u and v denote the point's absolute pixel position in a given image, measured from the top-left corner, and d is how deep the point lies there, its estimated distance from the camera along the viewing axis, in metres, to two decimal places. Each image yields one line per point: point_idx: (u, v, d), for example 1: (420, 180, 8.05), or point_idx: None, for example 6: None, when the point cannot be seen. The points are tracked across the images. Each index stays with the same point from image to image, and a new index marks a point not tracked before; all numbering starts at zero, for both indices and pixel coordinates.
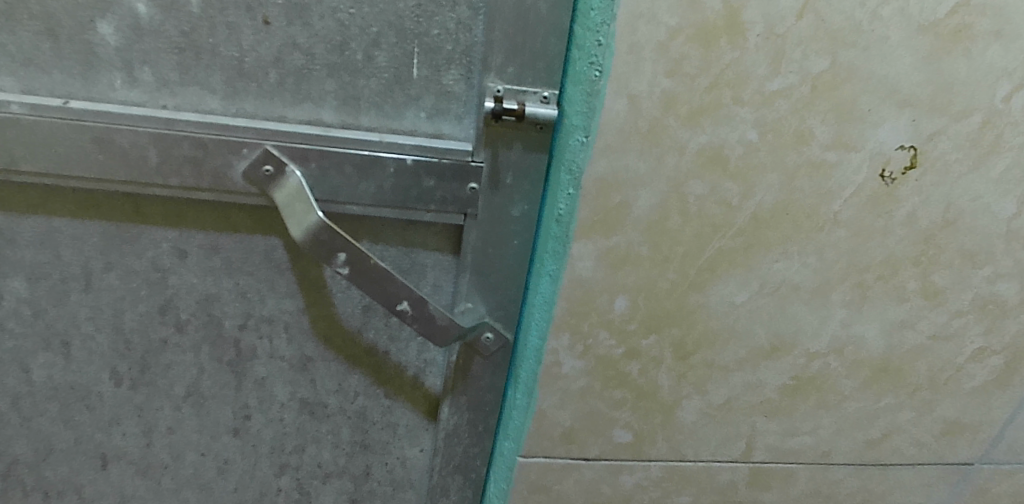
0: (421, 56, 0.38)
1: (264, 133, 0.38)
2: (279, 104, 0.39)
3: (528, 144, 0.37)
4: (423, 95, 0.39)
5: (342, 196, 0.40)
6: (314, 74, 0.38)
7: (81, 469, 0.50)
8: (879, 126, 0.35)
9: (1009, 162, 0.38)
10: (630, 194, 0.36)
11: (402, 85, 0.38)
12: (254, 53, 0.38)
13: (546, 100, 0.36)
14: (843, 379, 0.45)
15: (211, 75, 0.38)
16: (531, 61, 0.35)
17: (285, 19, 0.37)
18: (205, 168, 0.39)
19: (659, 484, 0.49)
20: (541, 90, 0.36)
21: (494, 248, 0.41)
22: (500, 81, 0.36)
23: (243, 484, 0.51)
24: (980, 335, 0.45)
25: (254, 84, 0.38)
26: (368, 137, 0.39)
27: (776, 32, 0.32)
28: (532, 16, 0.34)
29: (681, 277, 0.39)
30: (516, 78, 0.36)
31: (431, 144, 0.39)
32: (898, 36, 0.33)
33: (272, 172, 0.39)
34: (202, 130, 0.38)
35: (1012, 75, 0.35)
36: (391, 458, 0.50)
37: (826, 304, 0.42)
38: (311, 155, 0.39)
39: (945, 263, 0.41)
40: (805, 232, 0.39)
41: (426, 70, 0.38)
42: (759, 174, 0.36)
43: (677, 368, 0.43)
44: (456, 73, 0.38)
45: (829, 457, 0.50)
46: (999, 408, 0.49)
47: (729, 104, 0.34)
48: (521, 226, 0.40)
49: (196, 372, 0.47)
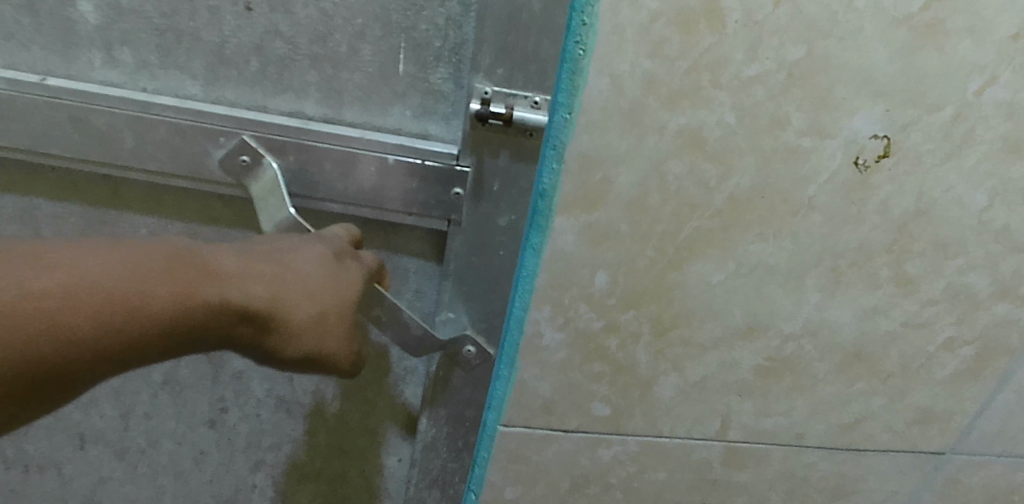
0: (408, 51, 0.40)
1: (241, 123, 0.41)
2: (259, 93, 0.42)
3: (515, 150, 0.40)
4: (409, 92, 0.41)
5: (322, 191, 0.43)
6: (296, 64, 0.41)
7: (62, 446, 0.55)
8: (853, 115, 0.37)
9: (980, 155, 0.39)
10: (610, 172, 0.38)
11: (387, 80, 0.41)
12: (234, 39, 0.40)
13: (537, 105, 0.38)
14: (817, 363, 0.47)
15: (191, 60, 0.41)
16: (522, 63, 0.37)
17: (268, 7, 0.39)
18: (183, 153, 0.42)
19: (635, 458, 0.51)
20: (531, 95, 0.38)
21: (477, 257, 0.44)
22: (488, 83, 0.38)
23: (218, 476, 0.56)
24: (951, 325, 0.46)
25: (234, 71, 0.41)
26: (352, 133, 0.42)
27: (753, 20, 0.33)
28: (524, 15, 0.36)
29: (659, 254, 0.41)
30: (505, 79, 0.38)
31: (414, 144, 0.42)
32: (873, 26, 0.34)
33: (249, 162, 0.41)
34: (180, 115, 0.41)
35: (983, 70, 0.36)
36: (370, 465, 0.56)
37: (800, 287, 0.43)
38: (288, 149, 0.41)
39: (917, 252, 0.42)
40: (778, 216, 0.40)
41: (412, 67, 0.40)
42: (736, 158, 0.38)
43: (654, 344, 0.45)
44: (443, 71, 0.40)
45: (803, 439, 0.51)
46: (971, 399, 0.50)
47: (707, 87, 0.35)
48: (506, 234, 0.43)
49: (179, 362, 0.52)
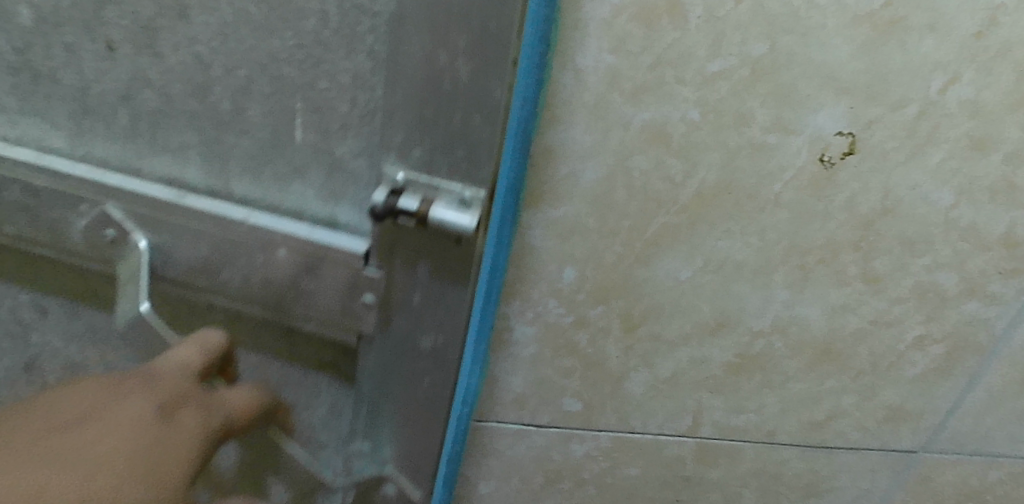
0: (306, 114, 0.38)
1: (103, 191, 0.41)
2: (134, 156, 0.42)
3: (431, 241, 0.37)
4: (310, 164, 0.39)
5: (205, 271, 0.42)
6: (173, 121, 0.40)
7: None
8: (818, 111, 0.37)
9: (946, 153, 0.39)
10: (576, 167, 0.38)
11: (280, 147, 0.39)
12: (97, 83, 0.40)
13: (466, 201, 0.35)
14: (787, 360, 0.47)
15: (56, 113, 0.42)
16: (447, 142, 0.34)
17: (133, 49, 0.38)
18: (44, 217, 0.43)
19: (607, 455, 0.52)
20: (463, 190, 0.35)
21: (403, 359, 0.42)
22: (404, 169, 0.35)
23: None
24: (920, 323, 0.46)
25: (101, 123, 0.41)
26: (235, 214, 0.40)
27: (715, 15, 0.34)
28: (445, 74, 0.32)
29: (627, 249, 0.41)
30: (423, 161, 0.35)
31: (312, 233, 0.39)
32: (835, 23, 0.34)
33: (111, 235, 0.42)
34: (32, 176, 0.42)
35: (945, 68, 0.36)
36: None
37: (769, 283, 0.43)
38: (157, 224, 0.41)
39: (884, 249, 0.43)
40: (745, 213, 0.40)
41: (314, 134, 0.38)
42: (701, 153, 0.38)
43: (624, 340, 0.45)
44: (353, 142, 0.38)
45: (774, 437, 0.51)
46: (941, 398, 0.50)
47: (670, 83, 0.35)
48: (432, 339, 0.41)
49: None
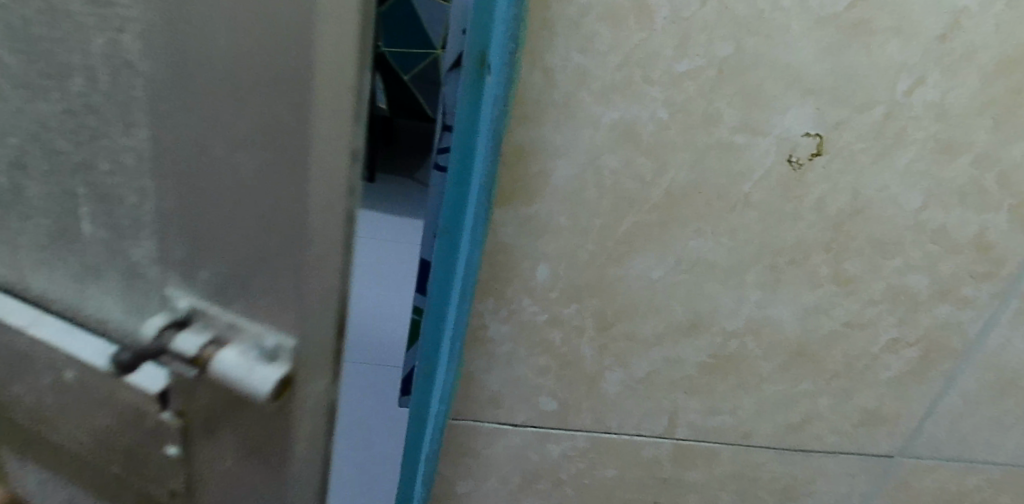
0: (93, 205, 0.33)
1: None
2: None
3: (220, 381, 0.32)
4: (101, 264, 0.35)
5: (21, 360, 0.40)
6: None
7: None
8: (785, 112, 0.38)
9: (913, 155, 0.40)
10: (547, 165, 0.38)
11: (71, 238, 0.35)
12: None
13: (252, 351, 0.30)
14: (761, 362, 0.47)
15: None
16: (219, 266, 0.30)
17: None
18: None
19: (585, 455, 0.52)
20: (255, 337, 0.30)
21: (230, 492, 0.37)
22: (186, 296, 0.32)
23: None
24: (894, 325, 0.46)
25: None
26: (23, 315, 0.38)
27: (681, 16, 0.34)
28: (200, 182, 0.29)
29: (599, 248, 0.42)
30: (199, 292, 0.31)
31: (83, 350, 0.36)
32: (800, 25, 0.35)
33: None
34: None
35: (910, 70, 0.37)
36: None
37: (741, 284, 0.44)
38: None
39: (855, 251, 0.43)
40: (716, 213, 0.41)
41: (104, 233, 0.34)
42: (670, 152, 0.38)
43: (598, 339, 0.46)
44: (141, 250, 0.33)
45: (751, 439, 0.51)
46: (917, 402, 0.50)
47: (639, 82, 0.36)
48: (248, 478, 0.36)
49: None
